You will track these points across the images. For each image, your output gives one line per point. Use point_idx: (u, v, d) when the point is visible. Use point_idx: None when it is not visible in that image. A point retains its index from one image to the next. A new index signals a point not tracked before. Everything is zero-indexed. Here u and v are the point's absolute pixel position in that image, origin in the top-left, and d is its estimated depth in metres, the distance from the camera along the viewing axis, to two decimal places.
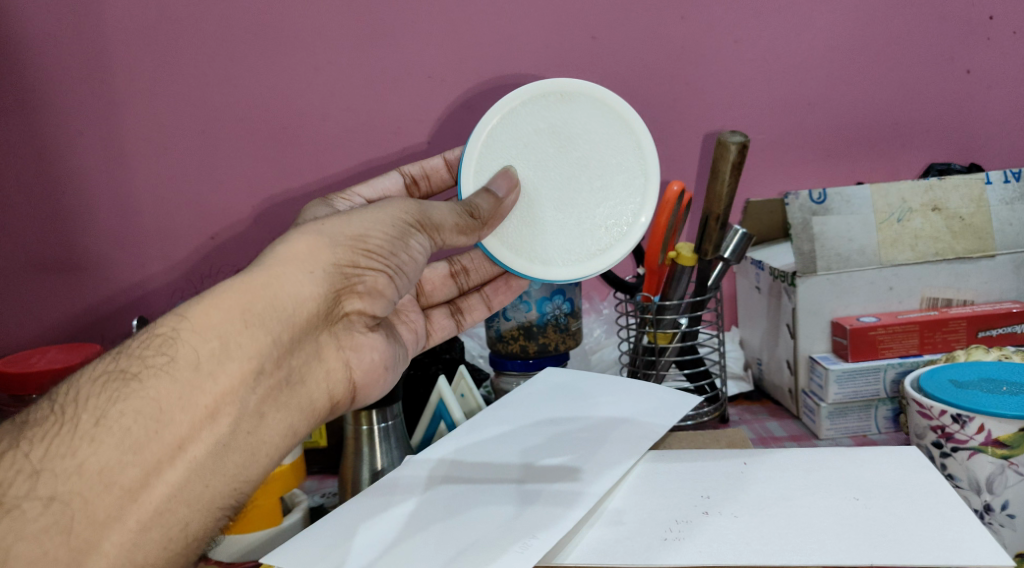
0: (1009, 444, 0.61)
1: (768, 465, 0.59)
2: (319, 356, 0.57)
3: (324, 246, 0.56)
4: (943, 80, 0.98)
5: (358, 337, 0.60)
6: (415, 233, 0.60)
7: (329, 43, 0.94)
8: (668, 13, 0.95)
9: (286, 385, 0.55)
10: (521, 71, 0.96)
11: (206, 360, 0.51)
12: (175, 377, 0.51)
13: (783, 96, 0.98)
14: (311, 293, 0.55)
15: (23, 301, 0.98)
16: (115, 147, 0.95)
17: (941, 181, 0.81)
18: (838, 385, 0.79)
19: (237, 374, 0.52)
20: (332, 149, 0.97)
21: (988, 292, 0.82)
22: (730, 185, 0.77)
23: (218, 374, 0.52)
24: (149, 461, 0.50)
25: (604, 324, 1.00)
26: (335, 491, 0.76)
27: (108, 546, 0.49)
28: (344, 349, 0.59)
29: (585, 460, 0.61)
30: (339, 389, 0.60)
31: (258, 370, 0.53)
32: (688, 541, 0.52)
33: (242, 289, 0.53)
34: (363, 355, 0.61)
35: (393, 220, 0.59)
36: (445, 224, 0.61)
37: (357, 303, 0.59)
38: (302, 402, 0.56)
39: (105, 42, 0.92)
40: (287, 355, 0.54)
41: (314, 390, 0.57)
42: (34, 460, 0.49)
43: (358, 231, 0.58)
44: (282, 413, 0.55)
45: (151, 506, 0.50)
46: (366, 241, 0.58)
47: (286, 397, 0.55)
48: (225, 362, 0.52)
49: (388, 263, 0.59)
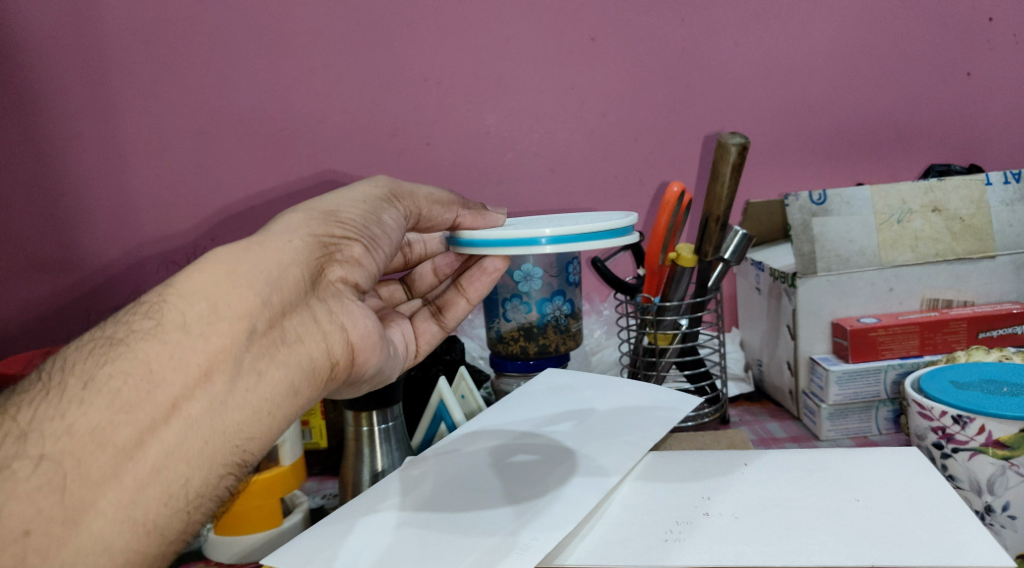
0: (1010, 445, 0.61)
1: (769, 466, 0.59)
2: (314, 318, 0.53)
3: (301, 218, 0.54)
4: (943, 81, 0.98)
5: (351, 304, 0.56)
6: (387, 206, 0.60)
7: (328, 45, 0.94)
8: (668, 15, 0.95)
9: (281, 344, 0.51)
10: (522, 72, 0.96)
11: (195, 321, 0.48)
12: (164, 339, 0.48)
13: (783, 98, 0.98)
14: (295, 252, 0.52)
15: (23, 301, 0.98)
16: (115, 148, 0.95)
17: (941, 182, 0.81)
18: (838, 386, 0.79)
19: (228, 331, 0.48)
20: (332, 150, 0.97)
21: (988, 293, 0.82)
22: (730, 187, 0.77)
23: (208, 333, 0.48)
24: (142, 420, 0.46)
25: (604, 325, 1.00)
26: (335, 491, 0.76)
27: (104, 505, 0.46)
28: (337, 316, 0.55)
29: (580, 461, 0.61)
30: (339, 355, 0.55)
31: (251, 328, 0.49)
32: (688, 542, 0.52)
33: (227, 250, 0.51)
34: (357, 323, 0.56)
35: (366, 197, 0.58)
36: (420, 200, 0.62)
37: (340, 270, 0.56)
38: (300, 362, 0.52)
39: (104, 44, 0.92)
40: (280, 313, 0.51)
41: (312, 351, 0.53)
42: (23, 424, 0.47)
43: (331, 206, 0.56)
44: (281, 370, 0.51)
45: (147, 465, 0.46)
46: (341, 214, 0.56)
47: (283, 355, 0.51)
48: (215, 321, 0.48)
49: (363, 232, 0.57)
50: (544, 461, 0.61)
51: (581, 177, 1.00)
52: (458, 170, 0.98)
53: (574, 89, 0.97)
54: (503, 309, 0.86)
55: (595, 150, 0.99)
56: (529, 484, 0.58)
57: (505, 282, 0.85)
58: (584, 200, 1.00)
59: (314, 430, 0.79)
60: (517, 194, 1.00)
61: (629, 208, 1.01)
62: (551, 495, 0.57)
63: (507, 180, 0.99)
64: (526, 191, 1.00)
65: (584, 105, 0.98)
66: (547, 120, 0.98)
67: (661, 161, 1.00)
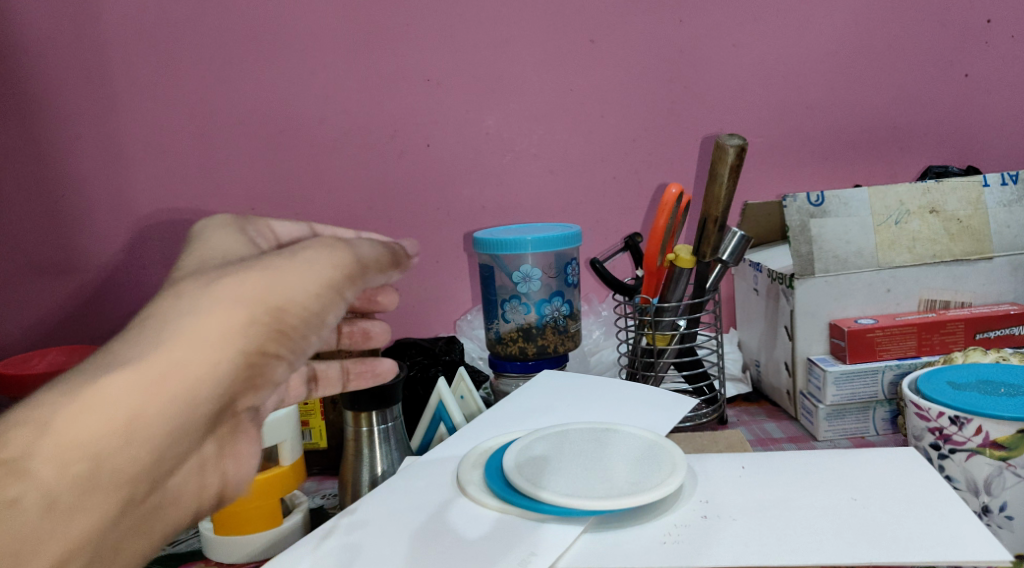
0: (1007, 446, 0.61)
1: (767, 468, 0.59)
2: (195, 462, 0.48)
3: (230, 334, 0.45)
4: (941, 84, 0.99)
5: (240, 435, 0.51)
6: (334, 308, 0.49)
7: (329, 47, 0.94)
8: (667, 17, 0.96)
9: (155, 506, 0.46)
10: (522, 74, 0.97)
11: (66, 499, 0.42)
12: (20, 526, 0.41)
13: (782, 99, 0.98)
14: (205, 394, 0.45)
15: (20, 302, 0.97)
16: (114, 150, 0.95)
17: (938, 183, 0.82)
18: (836, 386, 0.80)
19: (99, 511, 0.43)
20: (331, 152, 0.97)
21: (986, 294, 0.82)
22: (728, 187, 0.77)
23: (76, 515, 0.42)
24: None
25: (603, 326, 1.00)
26: (335, 491, 0.77)
27: None
28: (220, 450, 0.50)
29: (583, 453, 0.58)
30: (212, 488, 0.50)
31: (126, 502, 0.44)
32: (688, 546, 0.51)
33: (126, 391, 0.43)
34: (241, 459, 0.51)
35: (316, 296, 0.48)
36: (370, 268, 0.50)
37: (247, 400, 0.49)
38: (167, 523, 0.47)
39: (105, 45, 0.92)
40: (164, 476, 0.46)
41: (184, 497, 0.48)
42: None
43: (279, 299, 0.46)
44: (142, 537, 0.46)
45: None
46: (285, 317, 0.47)
47: (152, 519, 0.46)
48: (90, 494, 0.43)
49: (293, 354, 0.48)
50: (546, 444, 0.60)
51: (581, 179, 1.00)
52: (457, 172, 0.99)
53: (573, 90, 0.97)
54: (502, 310, 0.86)
55: (594, 152, 0.99)
56: (530, 466, 0.57)
57: (504, 283, 0.86)
58: (583, 201, 1.01)
59: (314, 431, 0.79)
60: (516, 195, 1.00)
61: (627, 209, 1.01)
62: (553, 480, 0.55)
63: (506, 182, 0.99)
64: (525, 193, 1.00)
65: (583, 106, 0.98)
66: (547, 121, 0.98)
67: (660, 162, 1.00)
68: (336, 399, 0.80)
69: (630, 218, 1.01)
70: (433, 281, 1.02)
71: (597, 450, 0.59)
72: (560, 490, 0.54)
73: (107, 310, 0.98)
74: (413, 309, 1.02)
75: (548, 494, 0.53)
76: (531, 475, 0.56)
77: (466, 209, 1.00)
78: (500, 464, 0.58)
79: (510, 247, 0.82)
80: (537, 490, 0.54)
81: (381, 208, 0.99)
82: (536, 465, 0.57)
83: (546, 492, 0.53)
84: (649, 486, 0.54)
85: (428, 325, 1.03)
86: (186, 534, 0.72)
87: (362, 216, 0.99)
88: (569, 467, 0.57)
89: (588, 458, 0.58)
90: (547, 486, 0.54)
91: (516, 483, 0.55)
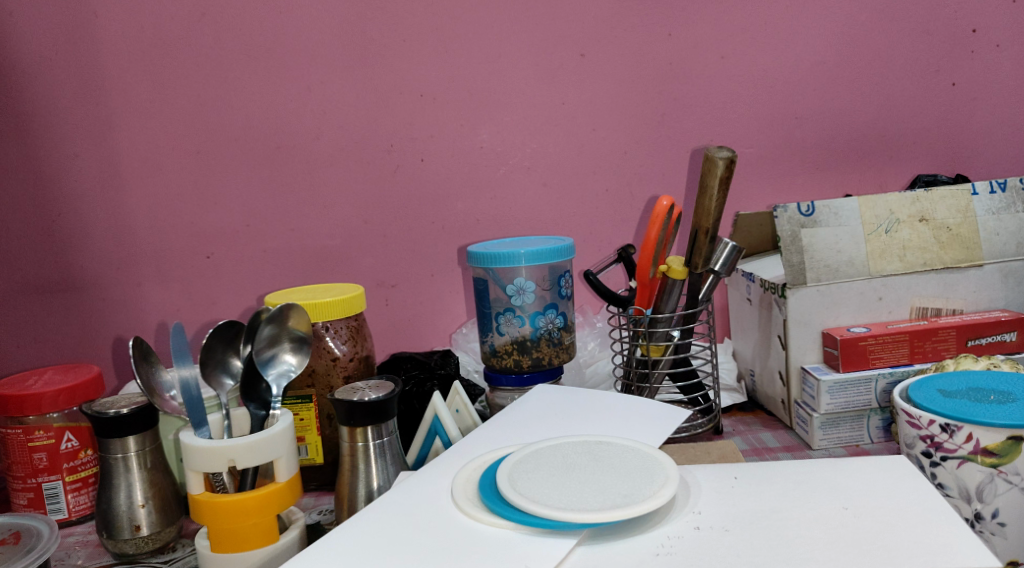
0: (998, 453, 0.61)
1: (759, 479, 0.59)
2: None
3: None
4: (929, 92, 1.00)
5: None
6: None
7: (321, 64, 0.95)
8: (656, 31, 0.97)
9: None
10: (513, 88, 0.98)
11: None
12: None
13: (772, 110, 0.99)
14: None
15: (12, 324, 0.96)
16: (110, 168, 0.95)
17: (928, 192, 0.83)
18: (830, 395, 0.80)
19: None
20: (325, 168, 0.97)
21: (977, 301, 0.83)
22: (719, 200, 0.77)
23: None
24: None
25: (598, 338, 1.01)
26: (332, 507, 0.79)
27: None
28: None
29: (584, 468, 0.58)
30: None
31: None
32: (681, 557, 0.52)
33: None
34: None
35: None
36: None
37: None
38: None
39: (99, 65, 0.93)
40: None
41: None
42: None
43: None
44: None
45: None
46: None
47: None
48: None
49: None
50: (539, 459, 0.60)
51: (573, 191, 1.00)
52: (451, 186, 0.99)
53: (565, 104, 0.98)
54: (497, 322, 0.87)
55: (587, 164, 1.00)
56: (525, 480, 0.57)
57: (497, 295, 0.86)
58: (576, 213, 1.01)
59: (310, 447, 0.79)
60: (510, 209, 1.00)
61: (620, 220, 1.02)
62: (547, 494, 0.55)
63: (499, 195, 1.00)
64: (519, 206, 1.00)
65: (575, 120, 0.99)
66: (540, 134, 0.99)
67: (652, 174, 1.01)
68: (331, 415, 0.79)
69: (623, 229, 1.02)
70: (428, 294, 1.02)
71: (591, 463, 0.59)
72: (553, 504, 0.54)
73: (102, 328, 0.98)
74: (408, 323, 1.03)
75: (542, 508, 0.53)
76: (525, 489, 0.56)
77: (460, 223, 1.00)
78: (495, 478, 0.58)
79: (503, 260, 0.82)
80: (530, 504, 0.54)
81: (376, 223, 0.99)
82: (530, 479, 0.57)
83: (539, 506, 0.54)
84: (641, 498, 0.54)
85: (424, 338, 1.04)
86: (184, 552, 0.73)
87: (357, 231, 0.99)
88: (563, 480, 0.57)
89: (582, 471, 0.58)
90: (540, 499, 0.54)
91: (509, 497, 0.55)
